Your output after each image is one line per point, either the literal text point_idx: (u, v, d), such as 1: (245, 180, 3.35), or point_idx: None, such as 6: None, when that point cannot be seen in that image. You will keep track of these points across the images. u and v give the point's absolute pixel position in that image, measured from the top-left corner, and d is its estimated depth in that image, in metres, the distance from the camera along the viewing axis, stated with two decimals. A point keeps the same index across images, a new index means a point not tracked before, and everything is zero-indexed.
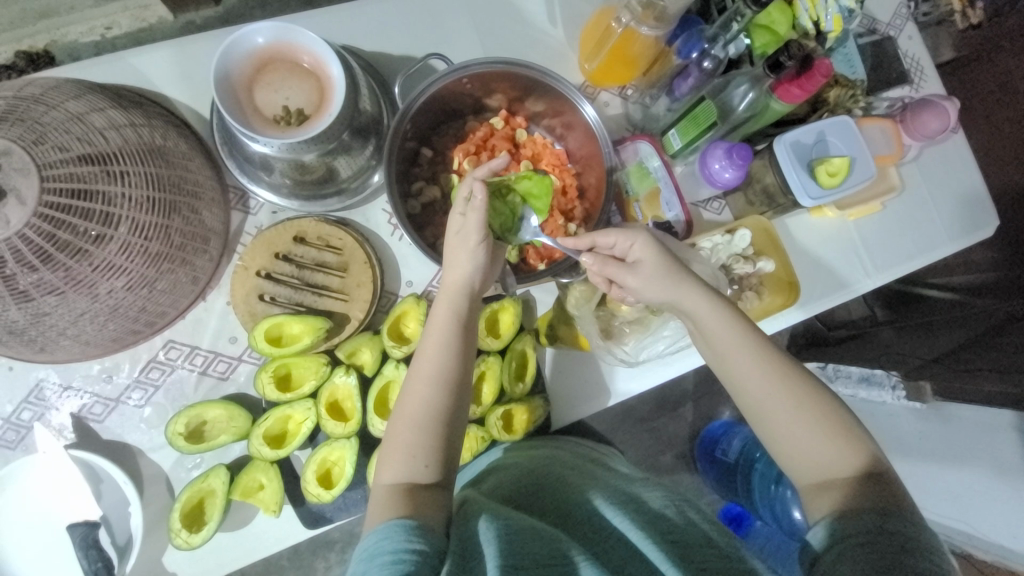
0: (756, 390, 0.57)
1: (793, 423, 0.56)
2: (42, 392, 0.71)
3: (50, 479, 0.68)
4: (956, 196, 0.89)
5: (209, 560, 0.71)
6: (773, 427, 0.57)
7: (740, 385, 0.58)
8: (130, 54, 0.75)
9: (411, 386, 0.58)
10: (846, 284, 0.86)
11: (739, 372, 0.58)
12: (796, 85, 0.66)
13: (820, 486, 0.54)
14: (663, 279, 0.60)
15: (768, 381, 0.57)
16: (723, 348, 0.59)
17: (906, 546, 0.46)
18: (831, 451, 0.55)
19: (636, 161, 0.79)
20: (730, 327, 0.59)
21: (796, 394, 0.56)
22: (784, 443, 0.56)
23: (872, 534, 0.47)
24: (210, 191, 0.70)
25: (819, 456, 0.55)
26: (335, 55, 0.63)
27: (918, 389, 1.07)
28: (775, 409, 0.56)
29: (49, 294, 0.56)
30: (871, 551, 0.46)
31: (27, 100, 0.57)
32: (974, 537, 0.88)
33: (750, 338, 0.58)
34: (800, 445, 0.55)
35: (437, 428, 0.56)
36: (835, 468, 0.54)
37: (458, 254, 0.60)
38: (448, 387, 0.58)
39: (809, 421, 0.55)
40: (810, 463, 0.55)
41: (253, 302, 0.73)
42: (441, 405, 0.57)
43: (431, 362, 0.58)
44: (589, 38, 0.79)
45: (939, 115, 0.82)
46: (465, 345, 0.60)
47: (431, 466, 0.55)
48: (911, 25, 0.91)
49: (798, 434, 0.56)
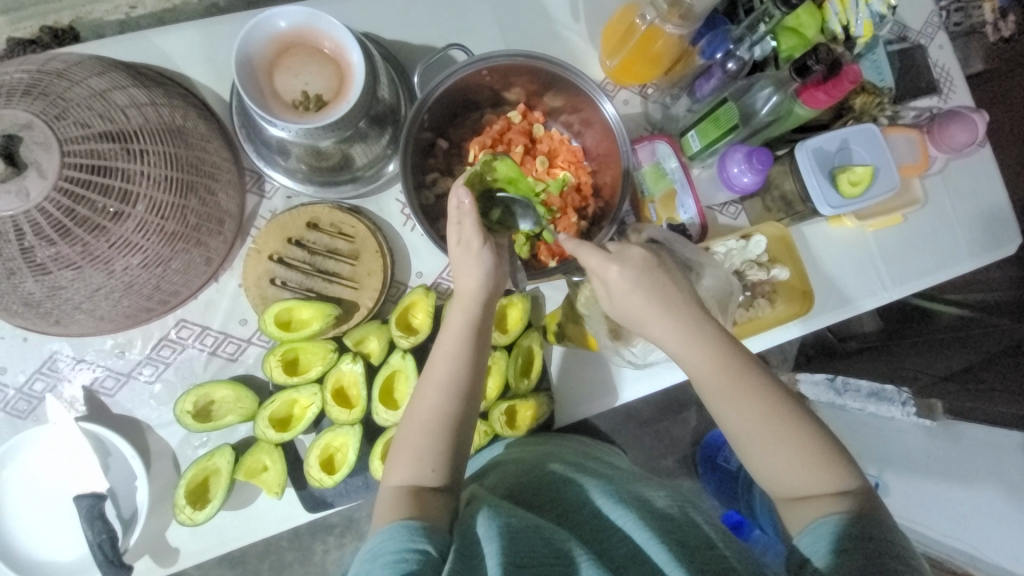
0: (736, 414, 0.56)
1: (771, 445, 0.55)
2: (55, 363, 0.72)
3: (60, 449, 0.69)
4: (980, 211, 0.87)
5: (212, 537, 0.72)
6: (750, 450, 0.56)
7: (718, 411, 0.57)
8: (154, 33, 0.75)
9: (420, 391, 0.59)
10: (862, 295, 0.84)
11: (714, 396, 0.57)
12: (822, 90, 0.64)
13: (798, 500, 0.54)
14: (647, 306, 0.58)
15: (746, 407, 0.56)
16: (700, 377, 0.58)
17: (892, 553, 0.47)
18: (811, 468, 0.54)
19: (653, 161, 0.78)
20: (711, 349, 0.57)
21: (776, 417, 0.56)
22: (763, 461, 0.56)
23: (859, 540, 0.48)
24: (226, 173, 0.71)
25: (797, 472, 0.54)
26: (355, 42, 0.63)
27: (928, 406, 1.00)
28: (754, 429, 0.55)
29: (66, 268, 0.57)
30: (861, 556, 0.47)
31: (51, 75, 0.58)
32: (976, 559, 0.85)
33: (730, 362, 0.57)
34: (785, 465, 0.55)
35: (447, 435, 0.57)
36: (811, 483, 0.54)
37: (468, 263, 0.60)
38: (458, 394, 0.58)
39: (787, 443, 0.55)
40: (790, 483, 0.55)
41: (264, 286, 0.73)
42: (451, 411, 0.57)
43: (442, 367, 0.58)
44: (612, 34, 0.78)
45: (967, 129, 0.80)
46: (474, 354, 0.59)
47: (438, 471, 0.56)
48: (943, 34, 0.89)
49: (779, 458, 0.55)
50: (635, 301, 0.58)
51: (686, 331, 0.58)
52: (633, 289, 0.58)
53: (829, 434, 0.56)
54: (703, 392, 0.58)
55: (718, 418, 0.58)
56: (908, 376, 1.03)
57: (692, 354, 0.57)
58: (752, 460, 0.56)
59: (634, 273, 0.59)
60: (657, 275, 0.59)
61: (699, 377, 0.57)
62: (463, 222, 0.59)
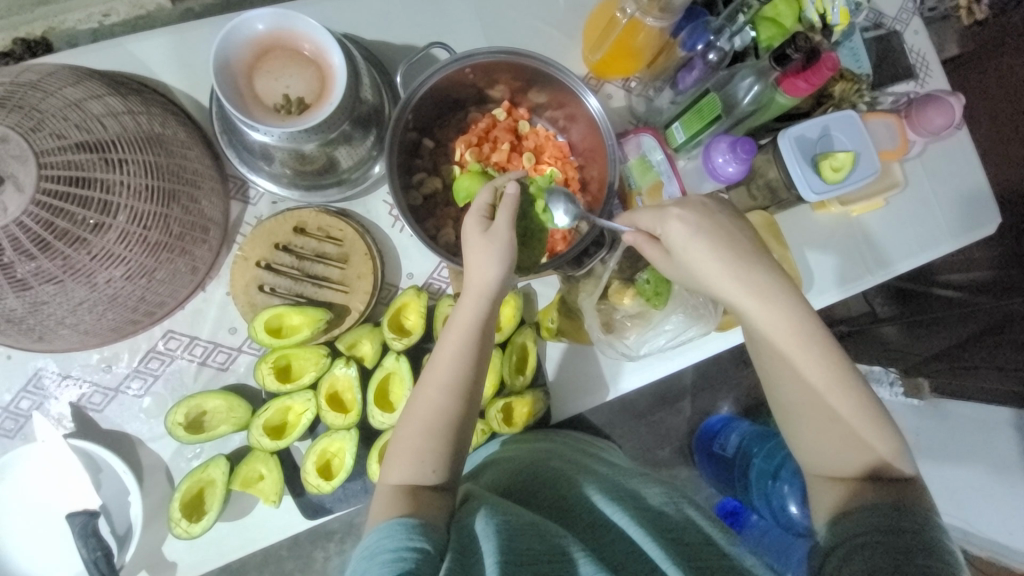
0: (816, 387, 0.56)
1: (814, 423, 0.57)
2: (40, 380, 0.71)
3: (50, 467, 0.68)
4: (957, 194, 0.89)
5: (209, 550, 0.72)
6: (795, 426, 0.58)
7: (770, 383, 0.59)
8: (128, 41, 0.74)
9: (422, 391, 0.58)
10: (853, 277, 0.85)
11: (771, 366, 0.59)
12: (802, 78, 0.66)
13: (831, 481, 0.56)
14: (711, 268, 0.58)
15: (802, 383, 0.57)
16: (765, 349, 0.59)
17: (918, 546, 0.47)
18: (852, 450, 0.55)
19: (639, 154, 0.78)
20: (782, 325, 0.57)
21: (827, 400, 0.56)
22: (807, 439, 0.57)
23: (881, 534, 0.48)
24: (209, 180, 0.70)
25: (834, 456, 0.56)
26: (336, 43, 0.62)
27: (915, 386, 1.08)
28: (802, 401, 0.57)
29: (47, 283, 0.56)
30: (877, 551, 0.47)
31: (25, 87, 0.56)
32: (970, 534, 0.93)
33: (800, 339, 0.56)
34: (820, 443, 0.57)
35: (449, 437, 0.57)
36: (851, 464, 0.55)
37: (486, 255, 0.57)
38: (462, 396, 0.58)
39: (829, 427, 0.56)
40: (826, 460, 0.56)
41: (252, 293, 0.72)
42: (452, 412, 0.57)
43: (445, 367, 0.57)
44: (592, 30, 0.79)
45: (944, 111, 0.81)
46: (476, 356, 0.58)
47: (438, 471, 0.56)
48: (918, 20, 0.90)
49: (818, 438, 0.57)
50: (692, 264, 0.59)
51: (759, 296, 0.57)
52: (699, 251, 0.57)
53: (885, 430, 0.56)
54: (759, 362, 0.60)
55: (769, 387, 0.60)
56: (896, 356, 1.06)
57: (764, 326, 0.57)
58: (793, 431, 0.59)
59: (689, 236, 0.58)
60: (730, 254, 0.58)
61: (765, 348, 0.58)
62: (503, 209, 0.58)
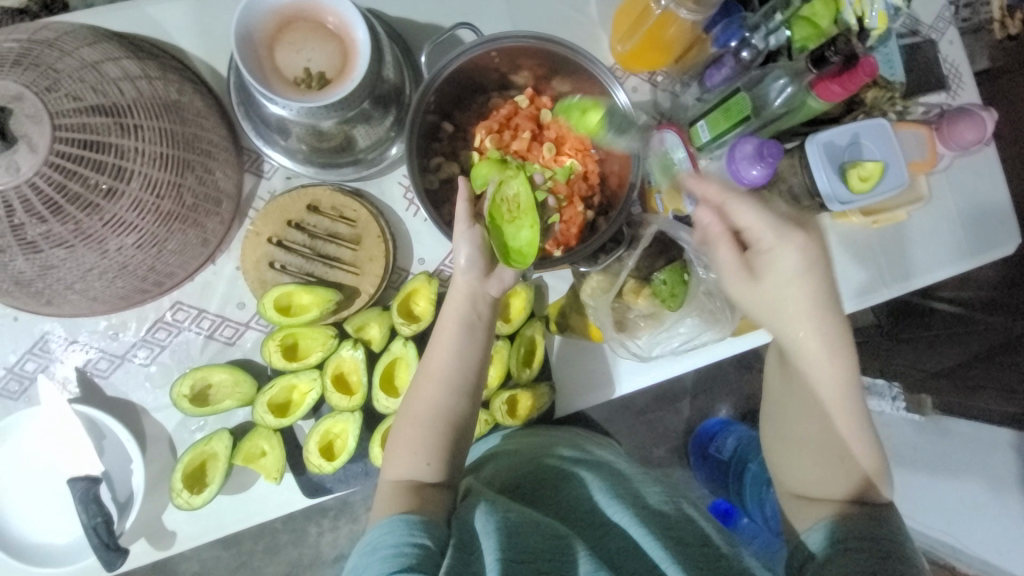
0: (813, 407, 0.57)
1: (806, 442, 0.58)
2: (47, 343, 0.70)
3: (53, 430, 0.68)
4: (981, 212, 0.87)
5: (208, 520, 0.72)
6: (785, 441, 0.59)
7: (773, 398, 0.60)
8: (147, 2, 0.72)
9: (418, 384, 0.59)
10: (865, 291, 0.85)
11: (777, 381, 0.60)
12: (837, 82, 0.63)
13: (811, 500, 0.57)
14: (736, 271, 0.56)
15: (802, 401, 0.57)
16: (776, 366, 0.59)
17: (895, 554, 0.49)
18: (840, 474, 0.56)
19: (662, 151, 0.73)
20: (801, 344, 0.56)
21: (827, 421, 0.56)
22: (799, 457, 0.58)
23: (866, 541, 0.50)
24: (223, 152, 0.68)
25: (821, 477, 0.57)
26: (360, 18, 0.60)
27: (917, 401, 1.04)
28: (799, 419, 0.58)
29: (58, 247, 0.55)
30: (860, 554, 0.49)
31: (42, 45, 0.55)
32: (957, 550, 0.93)
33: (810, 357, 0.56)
34: (808, 462, 0.57)
35: (441, 429, 0.58)
36: (831, 488, 0.56)
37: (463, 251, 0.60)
38: (458, 388, 0.59)
39: (819, 448, 0.57)
40: (811, 479, 0.57)
41: (263, 269, 0.72)
42: (449, 405, 0.58)
43: (438, 360, 0.59)
44: (623, 18, 0.76)
45: (977, 126, 0.79)
46: (468, 347, 0.59)
47: (433, 465, 0.56)
48: (954, 29, 0.87)
49: (806, 457, 0.57)
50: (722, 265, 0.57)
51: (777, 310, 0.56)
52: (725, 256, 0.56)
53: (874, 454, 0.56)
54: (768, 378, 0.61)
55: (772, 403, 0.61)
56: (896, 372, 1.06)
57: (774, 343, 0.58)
58: (785, 449, 0.59)
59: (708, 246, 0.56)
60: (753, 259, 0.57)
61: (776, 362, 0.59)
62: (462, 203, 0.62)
